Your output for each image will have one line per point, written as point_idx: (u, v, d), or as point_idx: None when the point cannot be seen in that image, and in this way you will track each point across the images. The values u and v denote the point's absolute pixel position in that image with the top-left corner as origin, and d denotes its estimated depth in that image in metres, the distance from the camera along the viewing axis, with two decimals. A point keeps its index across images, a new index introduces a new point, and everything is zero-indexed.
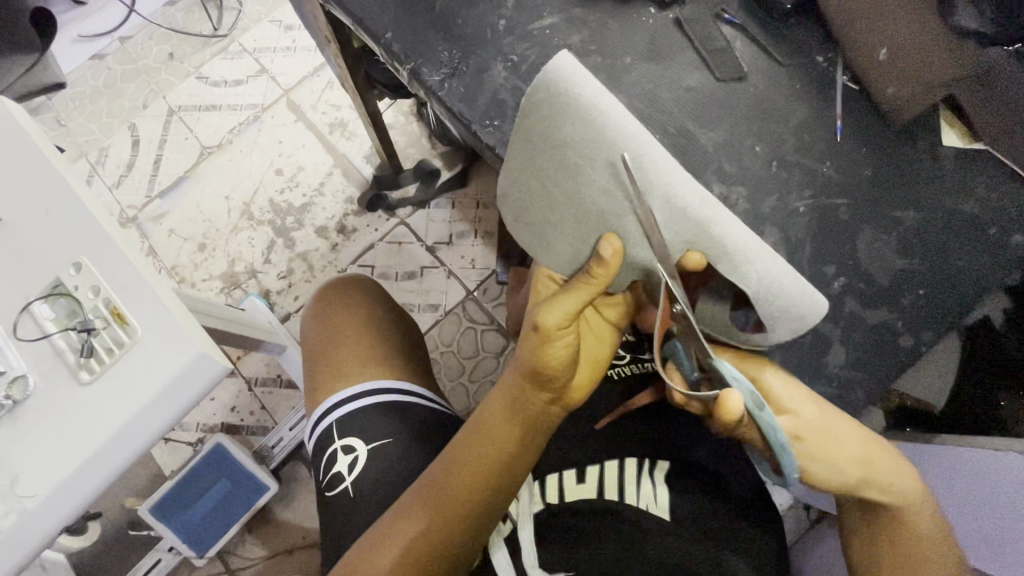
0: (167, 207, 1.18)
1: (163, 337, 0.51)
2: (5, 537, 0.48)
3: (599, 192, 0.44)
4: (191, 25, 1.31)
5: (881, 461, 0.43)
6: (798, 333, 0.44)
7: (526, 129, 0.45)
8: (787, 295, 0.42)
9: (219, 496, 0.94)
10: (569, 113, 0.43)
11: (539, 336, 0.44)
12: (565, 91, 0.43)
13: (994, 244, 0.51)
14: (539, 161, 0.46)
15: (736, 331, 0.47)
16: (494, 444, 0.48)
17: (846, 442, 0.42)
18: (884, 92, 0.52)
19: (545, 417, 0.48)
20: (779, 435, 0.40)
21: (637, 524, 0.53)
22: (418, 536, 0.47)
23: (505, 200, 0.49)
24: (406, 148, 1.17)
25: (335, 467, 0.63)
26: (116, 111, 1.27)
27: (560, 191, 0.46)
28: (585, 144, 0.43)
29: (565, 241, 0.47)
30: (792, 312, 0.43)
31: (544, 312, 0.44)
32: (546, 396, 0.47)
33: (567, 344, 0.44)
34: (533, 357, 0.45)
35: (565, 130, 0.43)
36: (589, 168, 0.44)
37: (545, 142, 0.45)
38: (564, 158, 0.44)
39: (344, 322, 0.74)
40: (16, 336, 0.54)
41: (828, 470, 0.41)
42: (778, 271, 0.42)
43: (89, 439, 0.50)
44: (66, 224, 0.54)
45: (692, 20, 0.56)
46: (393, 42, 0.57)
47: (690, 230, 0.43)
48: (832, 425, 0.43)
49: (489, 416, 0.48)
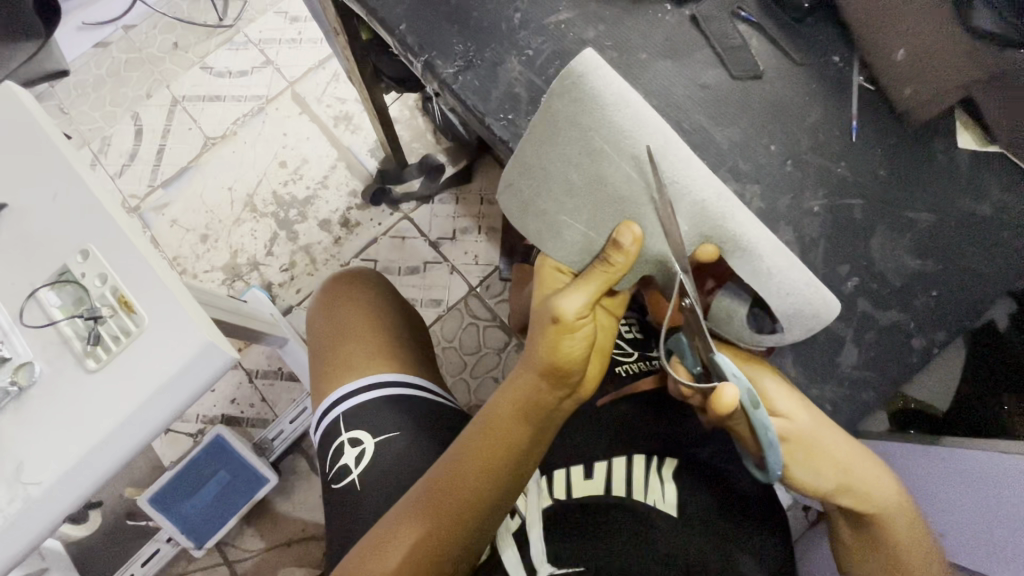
0: (169, 197, 1.17)
1: (170, 327, 0.50)
2: (10, 523, 0.48)
3: (622, 180, 0.44)
4: (196, 15, 1.30)
5: (864, 471, 0.43)
6: (811, 332, 0.45)
7: (552, 112, 0.46)
8: (797, 291, 0.43)
9: (220, 486, 0.93)
10: (597, 102, 0.44)
11: (559, 326, 0.44)
12: (595, 83, 0.44)
13: (1006, 247, 0.51)
14: (561, 146, 0.46)
15: (751, 333, 0.46)
16: (505, 437, 0.47)
17: (831, 449, 0.43)
18: (901, 92, 0.52)
19: (557, 411, 0.48)
20: (769, 433, 0.40)
21: (645, 519, 0.53)
22: (428, 529, 0.46)
23: (518, 186, 0.49)
24: (411, 141, 1.17)
25: (341, 460, 0.63)
26: (119, 100, 1.26)
27: (580, 177, 0.46)
28: (612, 132, 0.44)
29: (579, 228, 0.47)
30: (806, 310, 0.44)
31: (563, 300, 0.43)
32: (559, 389, 0.47)
33: (584, 334, 0.44)
34: (549, 349, 0.44)
35: (593, 117, 0.44)
36: (614, 156, 0.44)
37: (570, 127, 0.45)
38: (588, 144, 0.45)
39: (351, 314, 0.74)
40: (21, 323, 0.54)
41: (805, 473, 0.43)
42: (788, 268, 0.43)
43: (95, 427, 0.50)
44: (74, 210, 0.54)
45: (708, 18, 0.56)
46: (407, 33, 0.57)
47: (707, 224, 0.44)
48: (820, 431, 0.43)
49: (500, 411, 0.48)
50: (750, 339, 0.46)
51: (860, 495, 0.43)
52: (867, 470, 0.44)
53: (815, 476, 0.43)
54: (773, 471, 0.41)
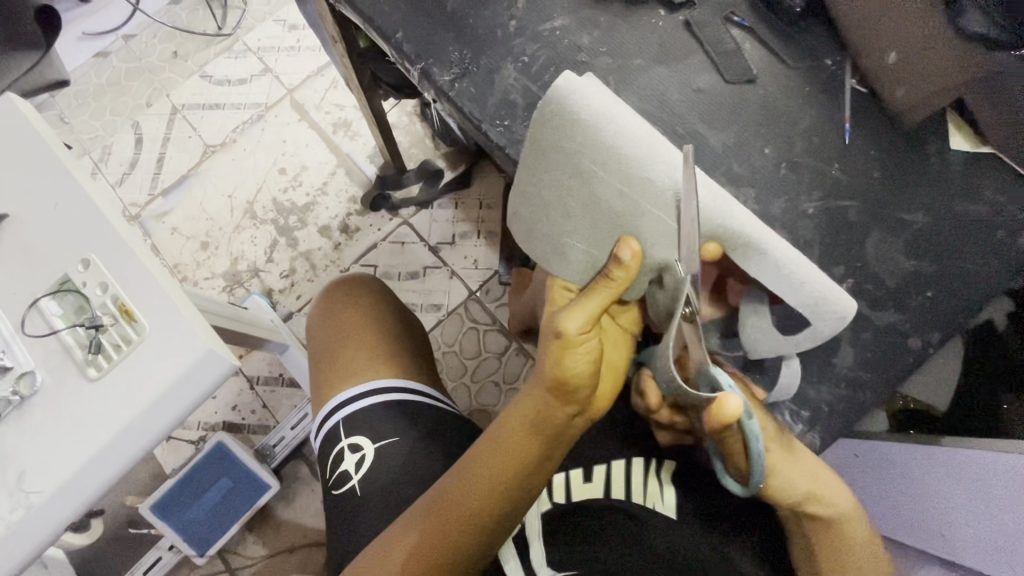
0: (170, 205, 1.18)
1: (172, 337, 0.50)
2: (12, 533, 0.48)
3: (615, 197, 0.45)
4: (195, 24, 1.31)
5: (827, 481, 0.45)
6: (842, 321, 0.45)
7: (538, 141, 0.46)
8: (813, 280, 0.44)
9: (220, 494, 0.93)
10: (579, 125, 0.44)
11: (562, 343, 0.44)
12: (576, 105, 0.44)
13: (1002, 245, 0.52)
14: (553, 173, 0.47)
15: (782, 335, 0.48)
16: (511, 450, 0.47)
17: (799, 459, 0.44)
18: (894, 95, 0.53)
19: (568, 427, 0.48)
20: (758, 444, 0.41)
21: (644, 521, 0.54)
22: (427, 538, 0.46)
23: (519, 218, 0.51)
24: (410, 147, 1.17)
25: (341, 466, 0.64)
26: (119, 109, 1.27)
27: (576, 200, 0.47)
28: (598, 152, 0.44)
29: (580, 248, 0.48)
30: (819, 300, 0.45)
31: (564, 319, 0.44)
32: (568, 405, 0.46)
33: (589, 349, 0.45)
34: (555, 365, 0.45)
35: (577, 141, 0.44)
36: (603, 176, 0.45)
37: (557, 153, 0.46)
38: (577, 167, 0.45)
39: (350, 319, 0.74)
40: (23, 332, 0.54)
41: (783, 480, 0.43)
42: (795, 256, 0.44)
43: (95, 436, 0.50)
44: (75, 221, 0.54)
45: (702, 23, 0.56)
46: (404, 42, 0.58)
47: (709, 224, 0.44)
48: (787, 444, 0.45)
49: (508, 424, 0.48)
50: (788, 343, 0.48)
51: (828, 501, 0.44)
52: (827, 479, 0.45)
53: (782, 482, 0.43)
54: (757, 479, 0.42)
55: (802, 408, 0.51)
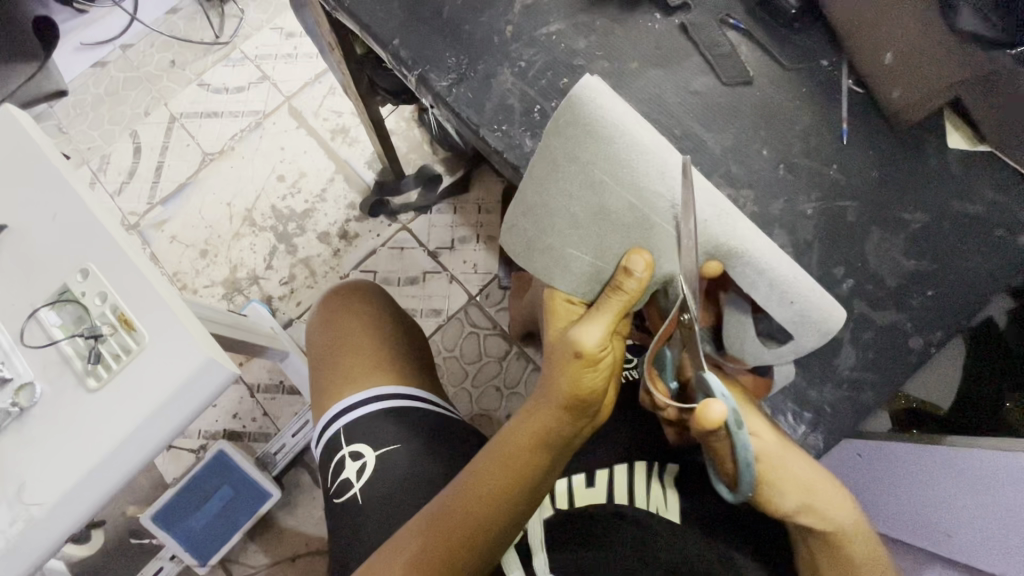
0: (168, 213, 1.18)
1: (173, 346, 0.50)
2: (12, 546, 0.48)
3: (624, 209, 0.46)
4: (192, 33, 1.32)
5: (830, 497, 0.44)
6: (825, 337, 0.45)
7: (550, 150, 0.46)
8: (805, 298, 0.44)
9: (221, 503, 0.93)
10: (593, 134, 0.44)
11: (581, 361, 0.44)
12: (591, 116, 0.44)
13: (1001, 244, 0.52)
14: (562, 181, 0.47)
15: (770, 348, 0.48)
16: (521, 464, 0.47)
17: (798, 475, 0.43)
18: (890, 95, 0.52)
19: (575, 438, 0.48)
20: (747, 453, 0.40)
21: (648, 526, 0.53)
22: (438, 558, 0.45)
23: (523, 226, 0.50)
24: (408, 153, 1.17)
25: (343, 474, 0.63)
26: (117, 118, 1.27)
27: (584, 210, 0.47)
28: (610, 164, 0.45)
29: (585, 259, 0.48)
30: (810, 317, 0.44)
31: (581, 332, 0.44)
32: (579, 420, 0.47)
33: (604, 364, 0.45)
34: (571, 380, 0.45)
35: (589, 151, 0.45)
36: (613, 186, 0.45)
37: (568, 163, 0.46)
38: (587, 177, 0.46)
39: (351, 326, 0.74)
40: (22, 343, 0.54)
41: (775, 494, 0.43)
42: (791, 276, 0.44)
43: (94, 447, 0.49)
44: (73, 230, 0.54)
45: (697, 25, 0.56)
46: (400, 48, 0.58)
47: (712, 243, 0.44)
48: (787, 457, 0.44)
49: (514, 439, 0.47)
50: (774, 357, 0.47)
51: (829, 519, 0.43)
52: (829, 494, 0.44)
53: (775, 489, 0.42)
54: (745, 486, 0.42)
55: (804, 409, 0.51)
